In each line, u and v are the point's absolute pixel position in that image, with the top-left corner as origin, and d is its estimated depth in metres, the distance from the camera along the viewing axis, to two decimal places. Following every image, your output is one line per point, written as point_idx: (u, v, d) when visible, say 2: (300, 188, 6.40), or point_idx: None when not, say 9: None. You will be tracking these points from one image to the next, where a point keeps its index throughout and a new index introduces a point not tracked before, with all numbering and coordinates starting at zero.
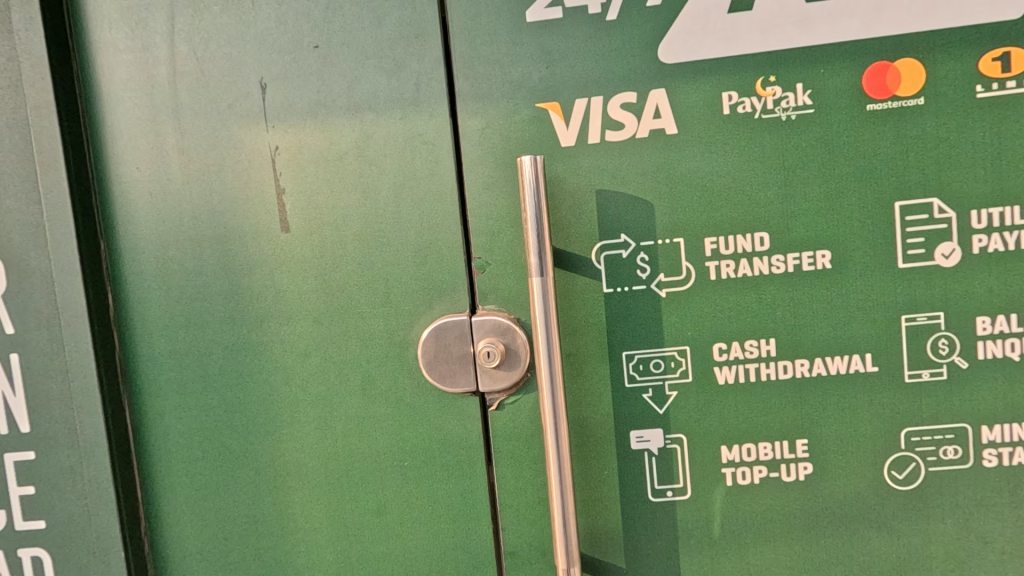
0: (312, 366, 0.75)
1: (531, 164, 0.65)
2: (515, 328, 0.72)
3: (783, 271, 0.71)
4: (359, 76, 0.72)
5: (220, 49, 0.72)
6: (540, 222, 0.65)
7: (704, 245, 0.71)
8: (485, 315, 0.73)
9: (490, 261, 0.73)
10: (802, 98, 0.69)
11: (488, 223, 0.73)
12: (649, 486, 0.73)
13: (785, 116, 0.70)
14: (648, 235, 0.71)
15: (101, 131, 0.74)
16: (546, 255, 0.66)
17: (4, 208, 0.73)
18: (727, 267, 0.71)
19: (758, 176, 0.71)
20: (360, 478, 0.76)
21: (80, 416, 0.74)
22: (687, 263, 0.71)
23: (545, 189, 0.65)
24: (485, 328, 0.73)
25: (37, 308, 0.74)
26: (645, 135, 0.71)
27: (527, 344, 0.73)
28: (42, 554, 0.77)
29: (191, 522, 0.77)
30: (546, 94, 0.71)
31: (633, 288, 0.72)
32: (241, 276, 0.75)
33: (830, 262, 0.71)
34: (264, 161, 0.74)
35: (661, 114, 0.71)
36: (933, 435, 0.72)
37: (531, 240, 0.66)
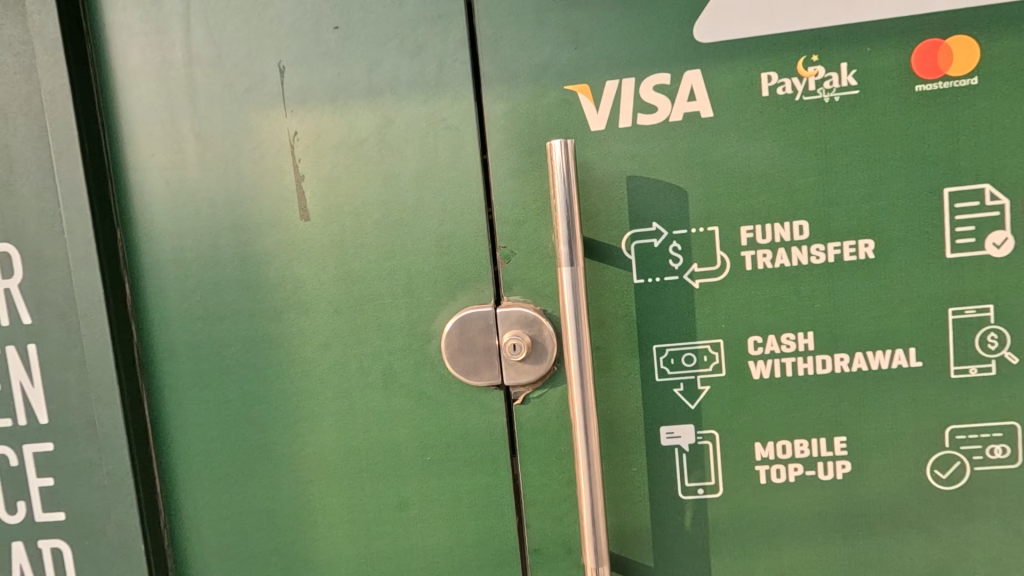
0: (332, 358, 0.73)
1: (560, 148, 0.62)
2: (541, 320, 0.70)
3: (823, 261, 0.68)
4: (380, 58, 0.69)
5: (236, 30, 0.70)
6: (570, 209, 0.62)
7: (740, 234, 0.68)
8: (510, 307, 0.71)
9: (515, 250, 0.71)
10: (846, 78, 0.66)
11: (513, 211, 0.70)
12: (679, 484, 0.71)
13: (828, 97, 0.66)
14: (681, 224, 0.68)
15: (116, 117, 0.72)
16: (576, 243, 0.63)
17: (19, 196, 0.72)
18: (763, 257, 0.68)
19: (798, 162, 0.67)
20: (381, 473, 0.74)
21: (98, 408, 0.73)
22: (722, 252, 0.68)
23: (575, 174, 0.62)
24: (510, 319, 0.71)
25: (54, 298, 0.73)
26: (678, 118, 0.68)
27: (554, 337, 0.70)
28: (61, 546, 0.76)
29: (210, 516, 0.76)
30: (575, 76, 0.68)
31: (665, 279, 0.69)
32: (260, 266, 0.73)
33: (873, 251, 0.67)
34: (282, 147, 0.71)
35: (696, 97, 0.67)
36: (980, 433, 0.69)
37: (561, 228, 0.63)
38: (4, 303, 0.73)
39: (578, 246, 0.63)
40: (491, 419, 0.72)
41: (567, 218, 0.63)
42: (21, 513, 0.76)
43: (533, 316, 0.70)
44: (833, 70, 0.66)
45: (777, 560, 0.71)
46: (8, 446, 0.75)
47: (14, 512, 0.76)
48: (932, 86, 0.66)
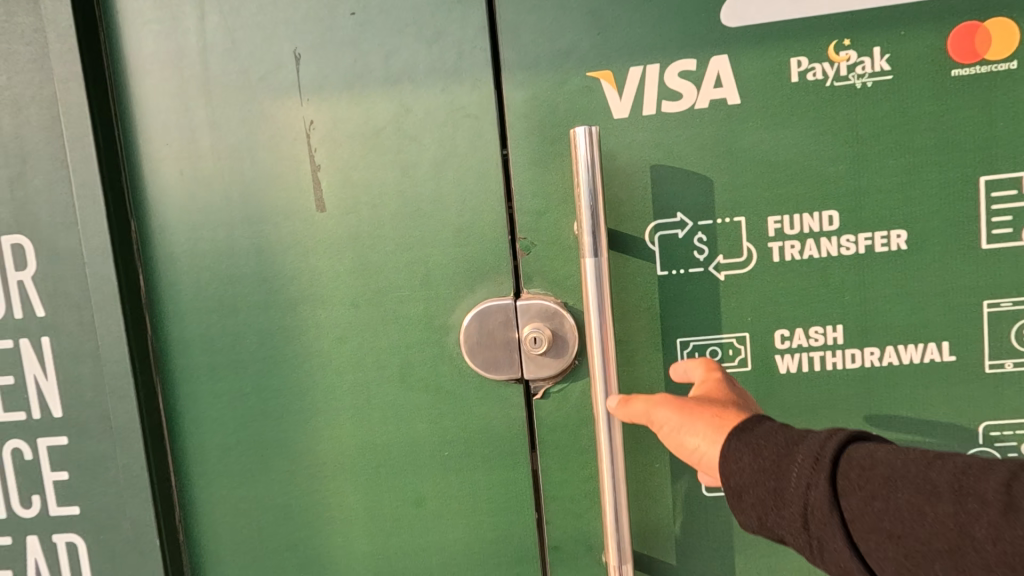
0: (349, 352, 0.72)
1: (584, 135, 0.60)
2: (562, 313, 0.69)
3: (853, 253, 0.66)
4: (397, 44, 0.68)
5: (251, 17, 0.68)
6: (594, 198, 0.61)
7: (767, 225, 0.66)
8: (530, 299, 0.69)
9: (536, 241, 0.69)
10: (880, 63, 0.64)
11: (534, 201, 0.69)
12: (703, 481, 0.69)
13: (861, 83, 0.64)
14: (706, 214, 0.67)
15: (129, 106, 0.71)
16: (600, 233, 0.62)
17: (32, 187, 0.71)
18: (791, 248, 0.66)
19: (828, 150, 0.65)
20: (398, 468, 0.73)
21: (112, 401, 0.72)
22: (748, 243, 0.66)
23: (599, 162, 0.61)
24: (530, 312, 0.69)
25: (67, 290, 0.72)
26: (704, 105, 0.66)
27: (575, 330, 0.69)
28: (76, 540, 0.76)
29: (225, 511, 0.75)
30: (598, 61, 0.66)
31: (690, 271, 0.67)
32: (275, 258, 0.72)
33: (906, 242, 0.65)
34: (298, 136, 0.70)
35: (723, 83, 0.65)
36: (1015, 430, 0.67)
37: (584, 218, 0.61)
38: (18, 295, 0.72)
39: (602, 237, 0.61)
40: (510, 414, 0.71)
41: (592, 207, 0.61)
42: (36, 506, 0.75)
43: (554, 309, 0.69)
44: (866, 55, 0.64)
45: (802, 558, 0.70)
46: (23, 440, 0.74)
47: (29, 506, 0.75)
48: (968, 71, 0.63)
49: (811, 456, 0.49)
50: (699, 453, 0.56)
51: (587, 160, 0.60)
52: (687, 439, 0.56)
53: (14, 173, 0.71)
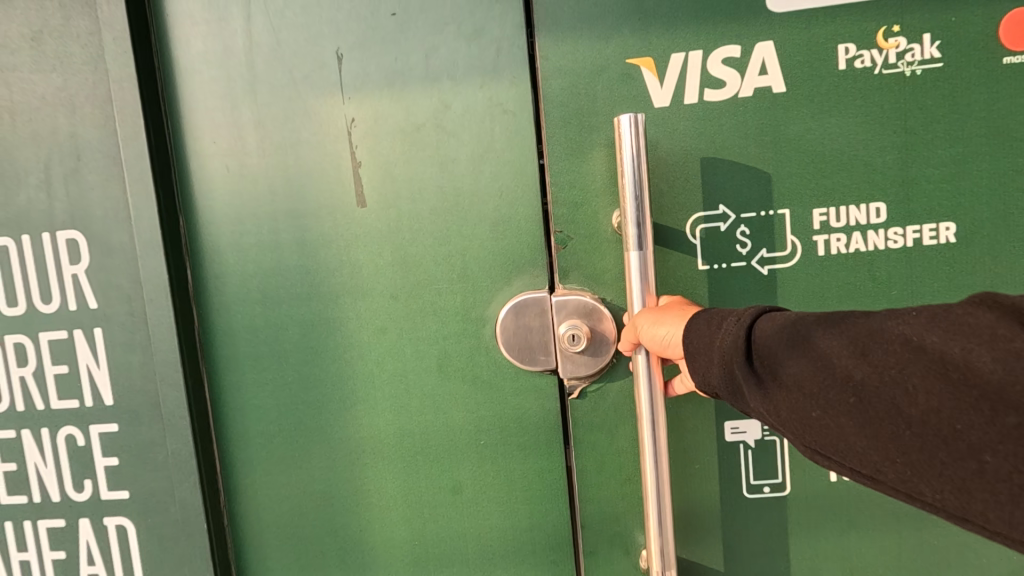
0: (387, 343, 0.74)
1: (629, 125, 0.61)
2: (599, 309, 0.70)
3: (902, 246, 0.67)
4: (436, 43, 0.69)
5: (295, 18, 0.71)
6: (639, 187, 0.61)
7: (812, 217, 0.67)
8: (566, 294, 0.71)
9: (573, 234, 0.71)
10: (929, 51, 0.65)
11: (571, 195, 0.70)
12: (744, 483, 0.70)
13: (909, 70, 0.65)
14: (749, 207, 0.68)
15: (179, 105, 0.74)
16: (644, 226, 0.63)
17: (86, 183, 0.74)
18: (837, 241, 0.68)
19: (866, 142, 0.66)
20: (435, 457, 0.75)
21: (162, 389, 0.75)
22: (793, 236, 0.68)
23: (644, 149, 0.62)
24: (567, 308, 0.70)
25: (119, 282, 0.75)
26: (748, 93, 0.66)
27: (613, 324, 0.70)
28: (125, 524, 0.79)
29: (267, 496, 0.78)
30: (637, 55, 0.67)
31: (731, 263, 0.68)
32: (318, 252, 0.74)
33: (955, 235, 0.67)
34: (340, 132, 0.72)
35: (769, 70, 0.66)
36: None
37: (629, 210, 0.62)
38: (72, 288, 0.75)
39: (648, 226, 0.62)
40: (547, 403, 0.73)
41: (636, 196, 0.62)
42: (88, 490, 0.78)
43: (591, 308, 0.70)
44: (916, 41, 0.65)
45: (839, 548, 0.70)
46: (76, 426, 0.78)
47: (82, 490, 0.78)
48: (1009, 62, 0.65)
49: (740, 315, 0.56)
50: (672, 343, 0.60)
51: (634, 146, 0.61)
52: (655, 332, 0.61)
53: (70, 170, 0.74)
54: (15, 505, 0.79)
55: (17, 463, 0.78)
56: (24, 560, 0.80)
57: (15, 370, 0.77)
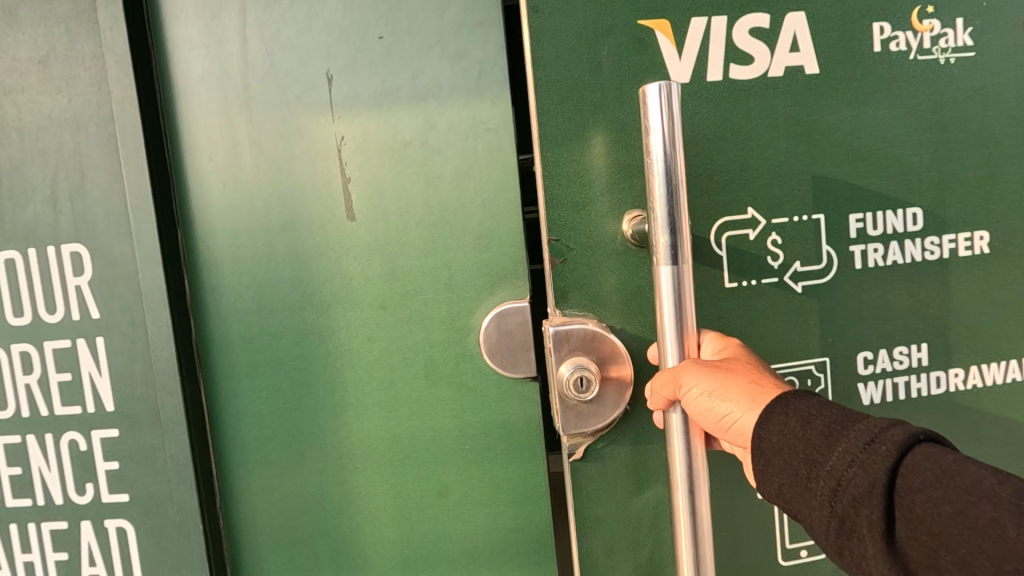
0: (375, 351, 0.77)
1: (658, 105, 0.56)
2: (601, 336, 0.70)
3: (939, 257, 0.77)
4: (422, 66, 0.73)
5: (289, 41, 0.74)
6: (670, 180, 0.57)
7: (850, 224, 0.75)
8: (567, 324, 0.70)
9: (571, 242, 0.71)
10: (961, 39, 0.74)
11: (573, 197, 0.71)
12: (779, 548, 0.77)
13: (943, 56, 0.74)
14: (780, 214, 0.74)
15: (178, 123, 0.77)
16: (680, 229, 0.58)
17: (90, 198, 0.78)
18: (875, 250, 0.76)
19: (836, 157, 0.74)
20: (422, 460, 0.78)
21: (161, 396, 0.78)
22: (827, 246, 0.75)
23: (679, 135, 0.57)
24: (571, 339, 0.69)
25: (121, 293, 0.78)
26: (778, 72, 0.72)
27: (618, 351, 0.71)
28: (125, 526, 0.82)
29: (262, 500, 0.81)
30: (614, 75, 0.70)
31: (770, 267, 0.74)
32: (310, 263, 0.77)
33: (985, 243, 0.77)
34: (330, 150, 0.75)
35: (800, 46, 0.72)
36: None
37: (660, 210, 0.58)
38: (76, 298, 0.79)
39: (686, 219, 0.58)
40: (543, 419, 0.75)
41: (670, 189, 0.57)
42: (90, 493, 0.82)
43: (597, 340, 0.70)
44: (949, 26, 0.74)
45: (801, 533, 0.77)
46: (79, 432, 0.81)
47: (84, 493, 0.82)
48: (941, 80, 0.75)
49: (876, 440, 0.50)
50: (729, 417, 0.57)
51: (671, 137, 0.56)
52: (711, 407, 0.57)
53: (74, 186, 0.78)
54: (19, 507, 0.82)
55: (22, 467, 0.81)
56: (28, 561, 0.83)
57: (21, 377, 0.80)
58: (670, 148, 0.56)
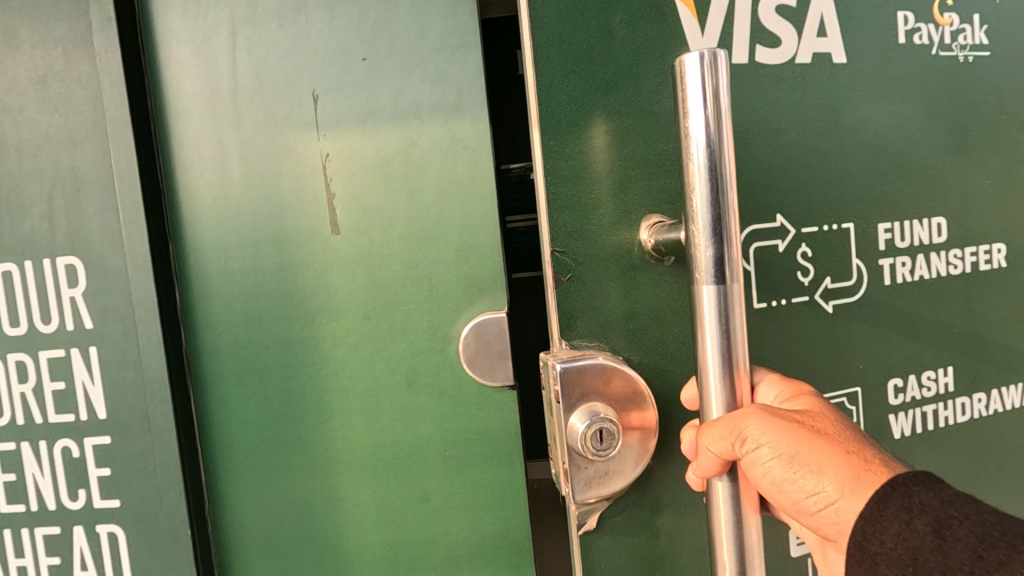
0: (360, 359, 0.80)
1: (700, 91, 0.50)
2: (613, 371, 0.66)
3: (961, 271, 0.85)
4: (404, 86, 0.76)
5: (277, 63, 0.78)
6: (716, 176, 0.51)
7: (878, 235, 0.80)
8: (576, 360, 0.66)
9: (576, 253, 0.68)
10: (974, 38, 0.84)
11: (577, 194, 0.68)
12: None
13: (962, 53, 0.84)
14: (810, 223, 0.77)
15: (170, 141, 0.80)
16: (724, 231, 0.52)
17: (85, 213, 0.80)
18: (902, 262, 0.81)
19: (867, 155, 0.79)
20: (405, 465, 0.80)
21: (151, 404, 0.81)
22: (856, 259, 0.79)
23: (727, 125, 0.51)
24: (583, 378, 0.65)
25: (114, 304, 0.81)
26: (805, 58, 0.75)
27: (630, 386, 0.67)
28: (116, 531, 0.84)
29: (249, 504, 0.83)
30: (604, 80, 0.68)
31: (802, 283, 0.77)
32: (295, 275, 0.80)
33: (995, 252, 0.87)
34: (315, 167, 0.78)
35: (828, 33, 0.76)
36: None
37: (702, 210, 0.52)
38: (70, 309, 0.82)
39: (736, 220, 0.52)
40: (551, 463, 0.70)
41: (716, 190, 0.52)
42: (82, 499, 0.84)
43: (614, 380, 0.66)
44: (966, 23, 0.84)
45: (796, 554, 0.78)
46: (72, 439, 0.83)
47: (76, 499, 0.84)
48: (895, 99, 0.80)
49: None
50: (818, 493, 0.51)
51: (716, 133, 0.51)
52: (792, 478, 0.51)
53: (70, 201, 0.81)
54: (14, 513, 0.84)
55: (17, 473, 0.84)
56: (22, 565, 0.85)
57: (16, 386, 0.83)
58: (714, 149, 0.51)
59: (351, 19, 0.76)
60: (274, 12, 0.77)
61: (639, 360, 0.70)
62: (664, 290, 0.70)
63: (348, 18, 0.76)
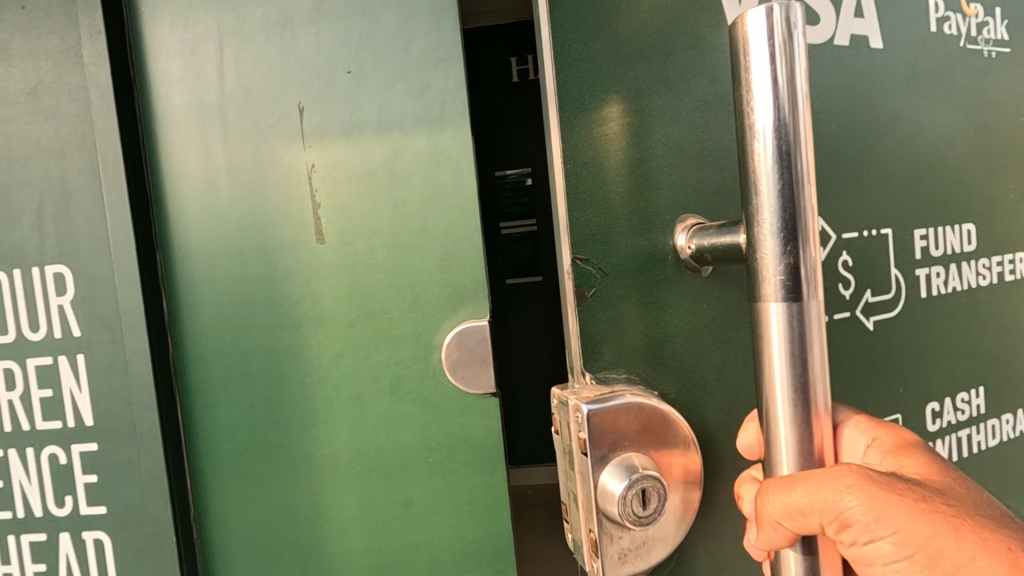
0: (345, 367, 0.81)
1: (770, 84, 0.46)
2: (640, 414, 0.63)
3: (989, 283, 0.92)
4: (388, 99, 0.77)
5: (264, 76, 0.79)
6: (784, 180, 0.47)
7: (914, 243, 0.84)
8: (603, 407, 0.62)
9: (599, 263, 0.67)
10: (996, 32, 0.91)
11: (596, 204, 0.67)
12: None
13: (986, 45, 0.90)
14: (852, 229, 0.80)
15: (158, 152, 0.82)
16: (794, 243, 0.47)
17: (74, 222, 0.82)
18: (934, 274, 0.86)
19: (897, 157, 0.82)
20: (389, 472, 0.81)
21: (138, 411, 0.82)
22: (896, 270, 0.83)
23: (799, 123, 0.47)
24: (610, 427, 0.62)
25: (102, 311, 0.82)
26: (844, 39, 0.78)
27: (659, 429, 0.64)
28: (103, 538, 0.84)
29: (234, 512, 0.84)
30: (601, 85, 0.67)
31: (845, 297, 0.79)
32: (281, 284, 0.81)
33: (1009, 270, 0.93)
34: (301, 177, 0.80)
35: (864, 14, 0.80)
36: None
37: (769, 220, 0.48)
38: (59, 317, 0.83)
39: (812, 215, 0.48)
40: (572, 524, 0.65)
41: (789, 184, 0.47)
42: (69, 506, 0.84)
43: (652, 426, 0.64)
44: (989, 18, 0.91)
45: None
46: (59, 446, 0.84)
47: (63, 505, 0.84)
48: (873, 109, 0.80)
49: None
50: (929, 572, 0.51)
51: (786, 133, 0.46)
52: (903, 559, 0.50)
53: (60, 211, 0.82)
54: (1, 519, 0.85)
55: (4, 480, 0.84)
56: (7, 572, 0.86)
57: (4, 393, 0.84)
58: (785, 136, 0.46)
59: (336, 32, 0.78)
60: (262, 26, 0.79)
61: (660, 370, 0.69)
62: (678, 298, 0.69)
63: (333, 32, 0.78)
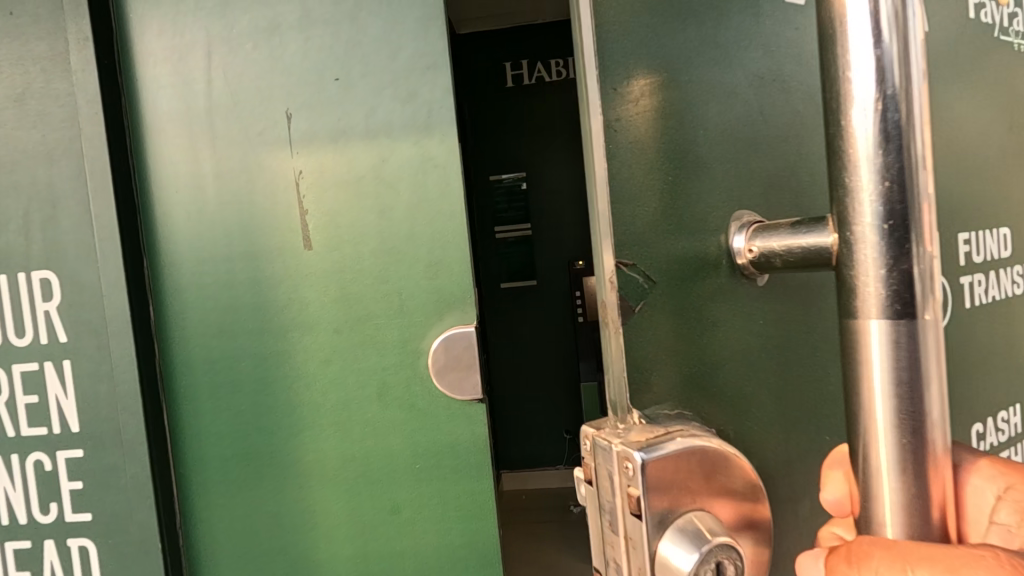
0: (332, 372, 0.81)
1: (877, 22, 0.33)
2: (710, 457, 0.42)
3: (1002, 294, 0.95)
4: (375, 106, 0.78)
5: (252, 82, 0.79)
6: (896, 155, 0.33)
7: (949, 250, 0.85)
8: (654, 448, 0.40)
9: (652, 269, 0.53)
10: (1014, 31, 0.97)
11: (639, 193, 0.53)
12: None
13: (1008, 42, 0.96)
14: None
15: (146, 158, 0.82)
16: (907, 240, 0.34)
17: (60, 228, 0.81)
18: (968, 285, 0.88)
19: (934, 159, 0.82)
20: (376, 478, 0.81)
21: (123, 417, 0.81)
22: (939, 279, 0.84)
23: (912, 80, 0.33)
24: (667, 475, 0.40)
25: (89, 318, 0.82)
26: None
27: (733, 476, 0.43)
28: (88, 545, 0.84)
29: (220, 518, 0.84)
30: (634, 50, 0.53)
31: None
32: (268, 290, 0.81)
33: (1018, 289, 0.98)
34: (289, 184, 0.80)
35: None
36: None
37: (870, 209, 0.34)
38: (45, 324, 0.82)
39: (929, 207, 0.34)
40: None
41: (901, 169, 0.33)
42: (54, 513, 0.84)
43: (718, 478, 0.42)
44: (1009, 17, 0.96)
45: None
46: (44, 452, 0.83)
47: (48, 512, 0.84)
48: None
49: None
50: None
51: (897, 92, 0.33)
52: None
53: (46, 216, 0.82)
54: None
55: None
56: None
57: None
58: (895, 103, 0.33)
59: (323, 39, 0.78)
60: (250, 33, 0.79)
61: (712, 403, 0.55)
62: (732, 313, 0.56)
63: (321, 38, 0.78)
